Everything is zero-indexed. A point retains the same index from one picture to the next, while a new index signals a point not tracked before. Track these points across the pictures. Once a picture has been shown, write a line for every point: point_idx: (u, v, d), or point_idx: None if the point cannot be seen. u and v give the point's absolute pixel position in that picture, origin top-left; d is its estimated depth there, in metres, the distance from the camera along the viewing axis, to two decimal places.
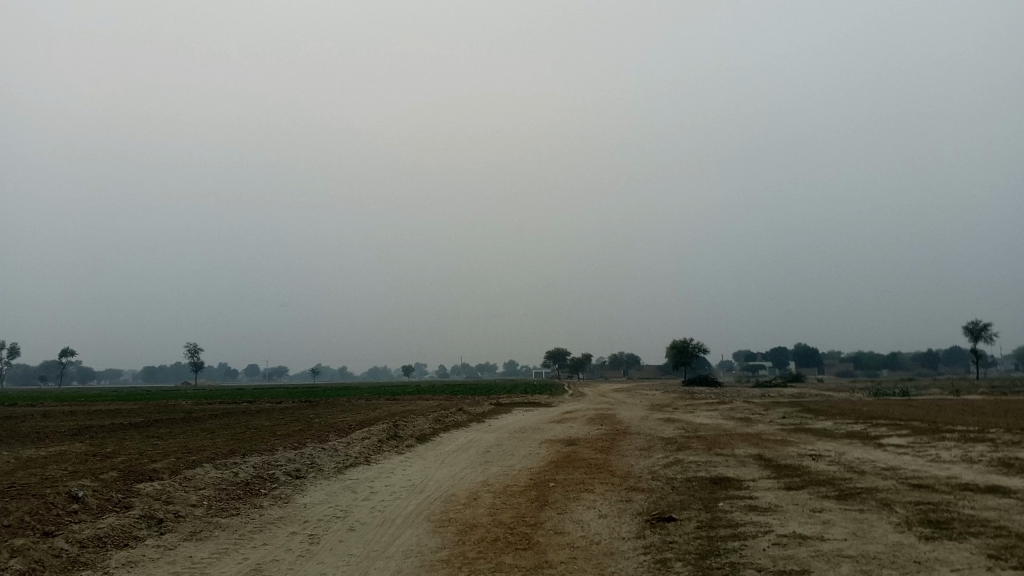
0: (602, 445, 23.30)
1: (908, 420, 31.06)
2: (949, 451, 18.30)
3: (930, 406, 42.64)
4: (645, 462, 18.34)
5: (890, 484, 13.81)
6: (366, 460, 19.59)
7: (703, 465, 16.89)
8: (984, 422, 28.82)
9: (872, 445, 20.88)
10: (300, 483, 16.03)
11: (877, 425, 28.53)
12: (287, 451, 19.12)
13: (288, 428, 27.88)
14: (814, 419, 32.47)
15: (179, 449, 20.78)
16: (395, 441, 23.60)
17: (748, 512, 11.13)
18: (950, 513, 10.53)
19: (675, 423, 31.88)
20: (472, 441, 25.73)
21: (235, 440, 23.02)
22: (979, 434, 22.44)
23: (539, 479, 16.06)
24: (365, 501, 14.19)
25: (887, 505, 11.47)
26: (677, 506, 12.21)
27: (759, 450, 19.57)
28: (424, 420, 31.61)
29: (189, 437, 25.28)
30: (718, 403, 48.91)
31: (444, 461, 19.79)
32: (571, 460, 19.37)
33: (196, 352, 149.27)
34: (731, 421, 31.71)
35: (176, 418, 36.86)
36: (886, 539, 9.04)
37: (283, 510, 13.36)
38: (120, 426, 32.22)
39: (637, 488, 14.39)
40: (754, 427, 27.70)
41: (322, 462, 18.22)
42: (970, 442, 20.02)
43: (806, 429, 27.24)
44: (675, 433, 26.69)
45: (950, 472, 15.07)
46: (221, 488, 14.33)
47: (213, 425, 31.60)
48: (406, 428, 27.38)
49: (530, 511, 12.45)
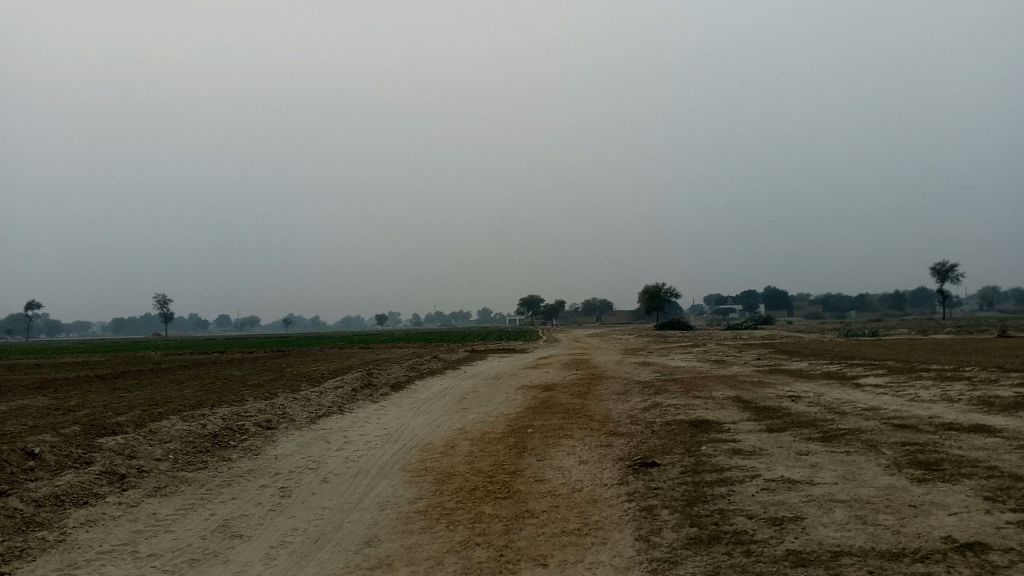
0: (578, 390, 23.03)
1: (883, 360, 31.25)
2: (929, 391, 18.20)
3: (901, 345, 42.99)
4: (623, 406, 18.07)
5: (873, 424, 13.61)
6: (340, 410, 19.16)
7: (682, 408, 16.66)
8: (956, 360, 29.06)
9: (850, 385, 20.80)
10: (270, 434, 15.54)
11: (851, 366, 28.57)
12: (257, 401, 18.60)
13: (259, 378, 27.32)
14: (790, 360, 32.61)
15: (147, 401, 20.20)
16: (369, 389, 23.20)
17: (733, 456, 10.82)
18: (939, 455, 10.29)
19: (651, 366, 31.79)
20: (448, 388, 25.37)
21: (203, 392, 22.42)
22: (955, 373, 22.44)
23: (517, 426, 15.72)
24: (338, 451, 13.78)
25: (874, 447, 11.24)
26: (659, 450, 11.91)
27: (737, 392, 19.42)
28: (398, 368, 31.26)
29: (156, 389, 24.64)
30: (692, 346, 49.21)
31: (420, 409, 19.38)
32: (549, 405, 19.05)
33: (165, 302, 147.72)
34: (707, 364, 31.77)
35: (144, 370, 36.07)
36: (877, 483, 8.77)
37: (253, 462, 12.89)
38: (86, 378, 31.47)
39: (617, 433, 14.09)
40: (731, 369, 27.60)
41: (294, 412, 17.74)
42: (948, 381, 19.97)
43: (782, 370, 27.37)
44: (652, 376, 26.50)
45: (932, 411, 14.93)
46: (188, 441, 13.81)
47: (182, 376, 30.94)
48: (380, 376, 26.98)
49: (509, 459, 12.07)
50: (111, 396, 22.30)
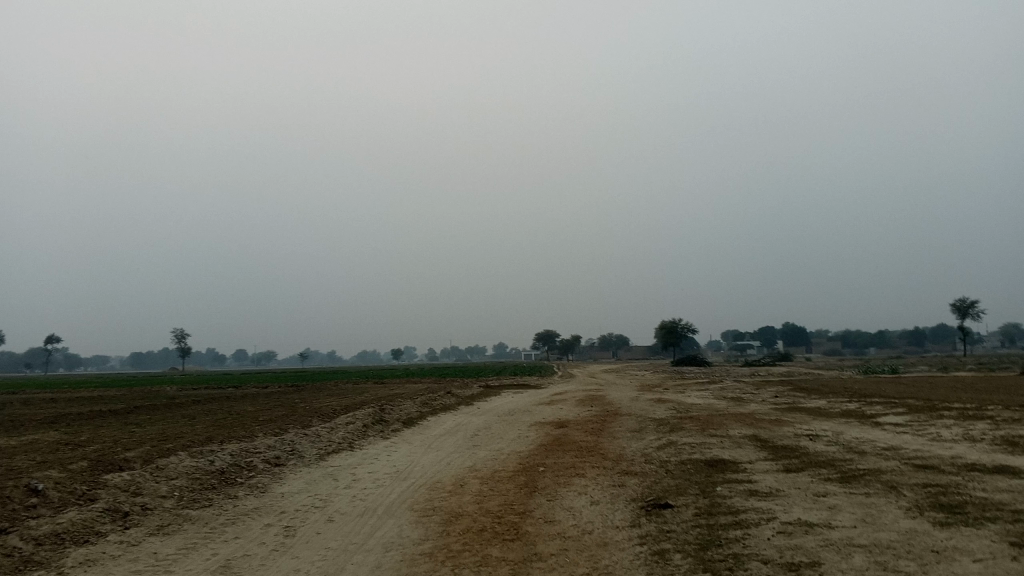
0: (592, 428, 22.73)
1: (903, 398, 30.72)
2: (951, 430, 17.78)
3: (921, 383, 42.29)
4: (637, 444, 17.76)
5: (893, 465, 13.24)
6: (350, 446, 18.96)
7: (697, 447, 16.34)
8: (979, 399, 28.51)
9: (870, 423, 20.36)
10: (279, 471, 15.36)
11: (870, 404, 28.09)
12: (267, 438, 18.46)
13: (271, 413, 27.18)
14: (808, 398, 32.12)
15: (158, 436, 20.08)
16: (380, 425, 22.99)
17: (748, 498, 10.53)
18: (961, 497, 9.96)
19: (666, 403, 31.36)
20: (461, 425, 25.10)
21: (214, 427, 22.29)
22: (977, 412, 21.98)
23: (529, 464, 15.46)
24: (346, 489, 13.58)
25: (894, 488, 10.92)
26: (672, 490, 11.62)
27: (754, 430, 19.06)
28: (411, 404, 31.06)
29: (168, 424, 24.53)
30: (709, 383, 48.65)
31: (431, 446, 19.18)
32: (562, 443, 18.76)
33: (182, 336, 148.66)
34: (723, 401, 31.35)
35: (157, 405, 36.00)
36: (897, 526, 8.47)
37: (259, 500, 12.71)
38: (100, 412, 31.47)
39: (630, 472, 13.81)
40: (747, 407, 27.15)
41: (303, 449, 17.56)
42: (970, 420, 19.54)
43: (800, 407, 26.93)
44: (666, 414, 26.12)
45: (954, 451, 14.56)
46: (194, 477, 13.66)
47: (194, 411, 30.88)
48: (393, 412, 26.75)
49: (518, 499, 11.82)
50: (123, 432, 22.20)
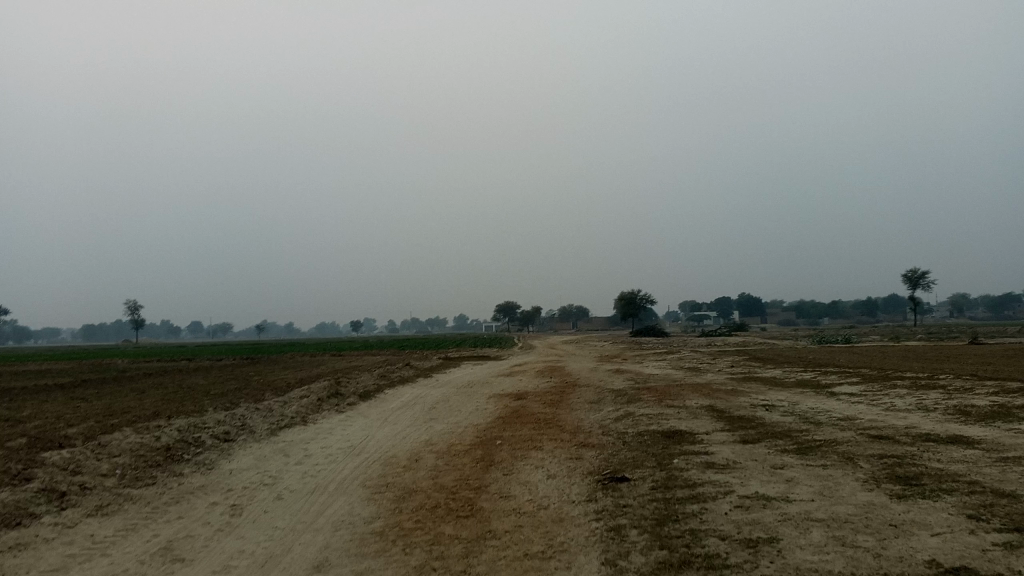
0: (550, 399, 22.55)
1: (858, 367, 31.12)
2: (905, 400, 17.93)
3: (873, 353, 43.01)
4: (595, 416, 17.61)
5: (849, 435, 13.25)
6: (303, 421, 18.53)
7: (655, 418, 16.22)
8: (931, 368, 28.98)
9: (825, 393, 20.46)
10: (227, 447, 14.92)
11: (825, 373, 28.42)
12: (217, 412, 17.94)
13: (223, 387, 26.61)
14: (764, 367, 32.38)
15: (104, 411, 19.46)
16: (336, 399, 22.57)
17: (706, 470, 10.38)
18: (917, 469, 9.93)
19: (625, 374, 31.39)
20: (418, 397, 24.73)
21: (164, 402, 21.67)
22: (930, 382, 22.25)
23: (485, 437, 15.22)
24: (297, 465, 13.21)
25: (850, 459, 10.88)
26: (629, 463, 11.45)
27: (711, 400, 19.05)
28: (368, 376, 30.63)
29: (116, 398, 23.81)
30: (667, 353, 48.96)
31: (387, 419, 18.84)
32: (519, 415, 18.55)
33: (135, 308, 146.05)
34: (681, 371, 31.46)
35: (105, 378, 35.09)
36: (855, 499, 8.38)
37: (206, 478, 12.29)
38: (47, 387, 30.61)
39: (589, 444, 13.64)
40: (705, 378, 27.23)
41: (254, 424, 17.09)
42: (923, 390, 19.75)
43: (756, 377, 27.14)
44: (626, 384, 26.06)
45: (908, 421, 14.63)
46: (139, 455, 13.16)
47: (145, 384, 30.10)
48: (349, 385, 26.33)
49: (474, 473, 11.57)
50: (67, 407, 21.48)
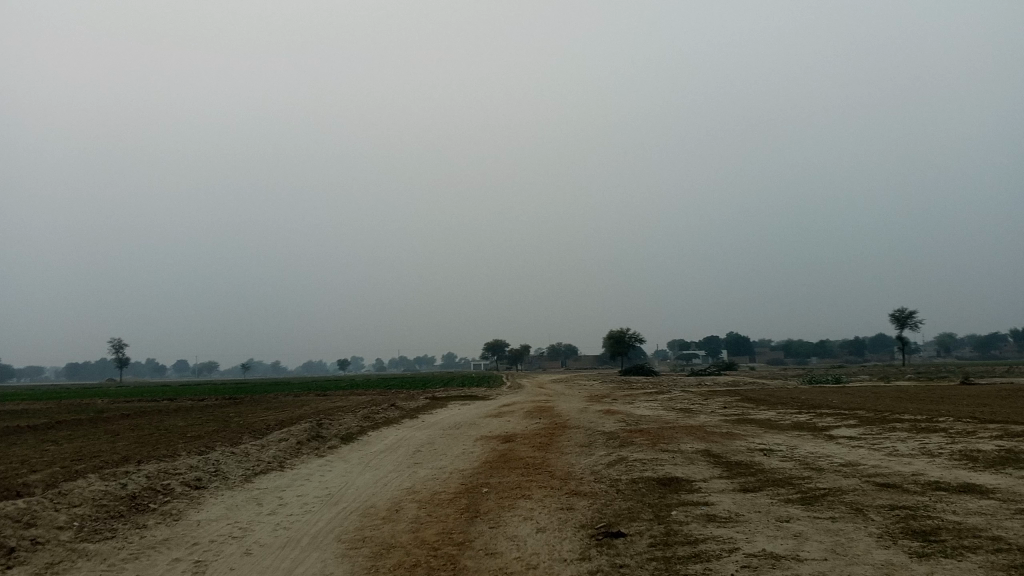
0: (539, 443, 21.75)
1: (852, 409, 30.44)
2: (907, 444, 17.26)
3: (865, 394, 42.13)
4: (587, 461, 16.85)
5: (854, 484, 12.56)
6: (280, 466, 17.72)
7: (649, 463, 15.49)
8: (927, 410, 28.35)
9: (824, 437, 19.69)
10: (198, 495, 14.10)
11: (820, 415, 27.71)
12: (191, 457, 17.09)
13: (199, 429, 25.60)
14: (756, 409, 31.58)
15: (72, 456, 18.59)
16: (317, 442, 21.72)
17: (706, 524, 9.67)
18: (932, 522, 9.26)
19: (616, 415, 30.59)
20: (402, 440, 23.90)
21: (137, 445, 20.76)
22: (930, 424, 21.56)
23: (471, 484, 14.44)
24: (270, 515, 12.44)
25: (860, 511, 10.19)
26: (624, 515, 10.71)
27: (706, 444, 18.32)
28: (352, 418, 29.75)
29: (86, 442, 22.80)
30: (658, 393, 48.25)
31: (369, 464, 18.03)
32: (507, 460, 17.74)
33: (120, 347, 144.40)
34: (673, 412, 30.66)
35: (82, 420, 34.02)
36: (873, 559, 7.69)
37: (171, 531, 11.48)
38: (18, 428, 29.51)
39: (579, 493, 12.88)
40: (697, 419, 26.38)
41: (229, 470, 16.27)
42: (924, 433, 19.05)
43: (750, 419, 26.43)
44: (616, 427, 25.33)
45: (914, 468, 13.96)
46: (101, 505, 12.33)
47: (120, 427, 29.04)
48: (331, 427, 25.42)
49: (458, 526, 10.79)
50: (34, 450, 20.54)
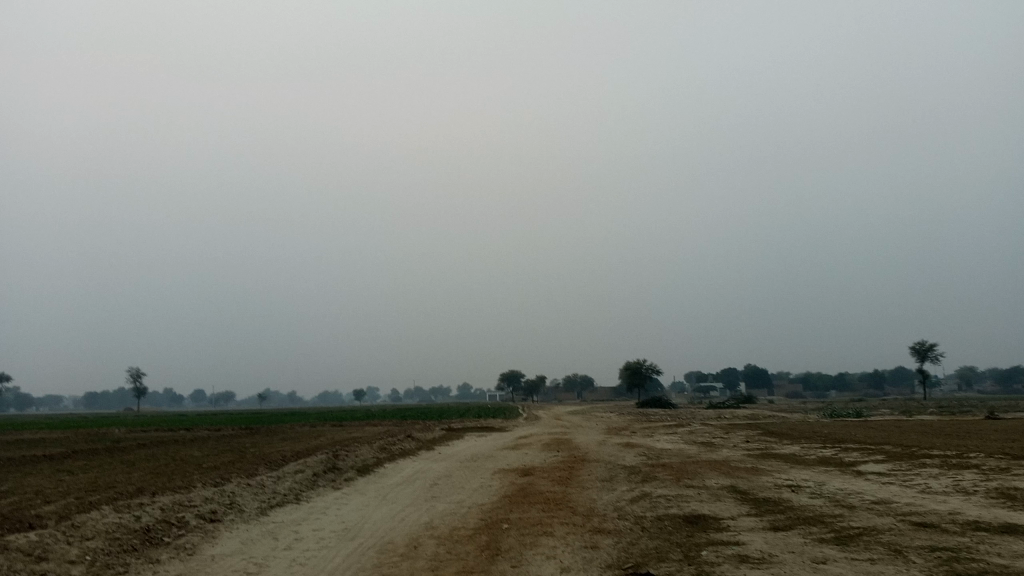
0: (559, 476, 21.31)
1: (878, 444, 29.77)
2: (940, 481, 16.71)
3: (889, 427, 41.32)
4: (609, 496, 16.45)
5: (889, 522, 12.11)
6: (296, 499, 17.40)
7: (673, 499, 15.07)
8: (955, 445, 27.66)
9: (852, 473, 19.16)
10: (212, 528, 13.82)
11: (846, 450, 27.03)
12: (206, 488, 16.85)
13: (215, 460, 25.35)
14: (780, 443, 30.93)
15: (87, 487, 18.36)
16: (332, 474, 21.39)
17: (739, 565, 9.28)
18: (978, 565, 8.84)
19: (636, 449, 30.09)
20: (419, 473, 23.52)
21: (152, 476, 20.51)
22: (961, 461, 20.93)
23: (491, 520, 14.07)
24: (286, 551, 12.14)
25: (898, 552, 9.77)
26: (652, 555, 10.33)
27: (731, 480, 17.85)
28: (368, 449, 29.41)
29: (100, 472, 22.55)
30: (677, 426, 47.57)
31: (385, 498, 17.71)
32: (527, 494, 17.36)
33: (138, 376, 144.79)
34: (694, 446, 30.10)
35: (97, 450, 33.81)
36: None
37: (184, 566, 11.19)
38: (33, 458, 29.25)
39: (603, 531, 12.51)
40: (720, 454, 25.83)
41: (244, 502, 15.98)
42: (956, 470, 18.49)
43: (773, 454, 25.86)
44: (636, 460, 24.87)
45: (950, 506, 13.48)
46: (114, 538, 12.06)
47: (135, 457, 28.78)
48: (348, 458, 25.08)
49: (480, 565, 10.43)
50: (48, 480, 20.33)
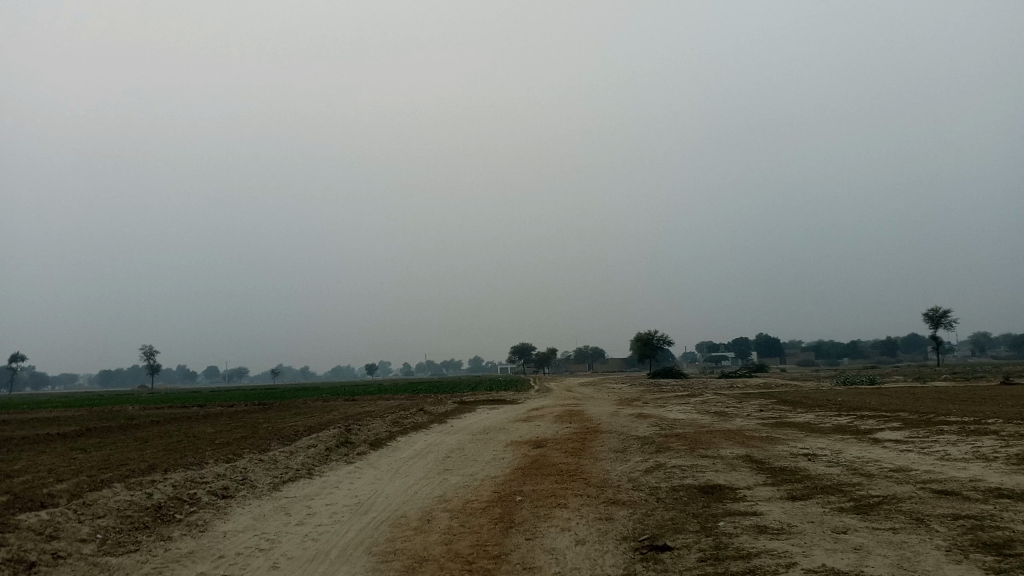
0: (572, 448, 21.16)
1: (894, 411, 29.46)
2: (959, 448, 16.44)
3: (902, 395, 41.00)
4: (623, 467, 16.27)
5: (908, 490, 11.92)
6: (308, 473, 17.33)
7: (688, 470, 14.89)
8: (972, 411, 27.32)
9: (868, 441, 18.93)
10: (224, 505, 13.75)
11: (861, 417, 26.74)
12: (218, 465, 16.79)
13: (228, 436, 25.35)
14: (794, 411, 30.65)
15: (99, 464, 18.35)
16: (345, 448, 21.32)
17: (758, 536, 9.10)
18: (1003, 533, 8.61)
19: (649, 419, 29.93)
20: (432, 446, 23.43)
21: (165, 453, 20.50)
22: (979, 427, 20.64)
23: (505, 492, 13.93)
24: (297, 526, 12.04)
25: (921, 521, 9.55)
26: (668, 526, 10.15)
27: (747, 449, 17.65)
28: (380, 422, 29.37)
29: (114, 450, 22.59)
30: (690, 396, 47.35)
31: (398, 471, 17.60)
32: (540, 466, 17.21)
33: (152, 353, 145.74)
34: (707, 416, 29.86)
35: (111, 427, 33.95)
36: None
37: (197, 543, 11.11)
38: (48, 436, 29.31)
39: (618, 502, 12.34)
40: (734, 423, 25.64)
41: (256, 478, 15.91)
42: (974, 436, 18.21)
43: (788, 422, 25.64)
44: (650, 431, 24.69)
45: (970, 473, 13.23)
46: (126, 515, 11.99)
47: (149, 434, 28.84)
48: (360, 432, 25.02)
49: (493, 538, 10.28)
50: (62, 458, 20.36)
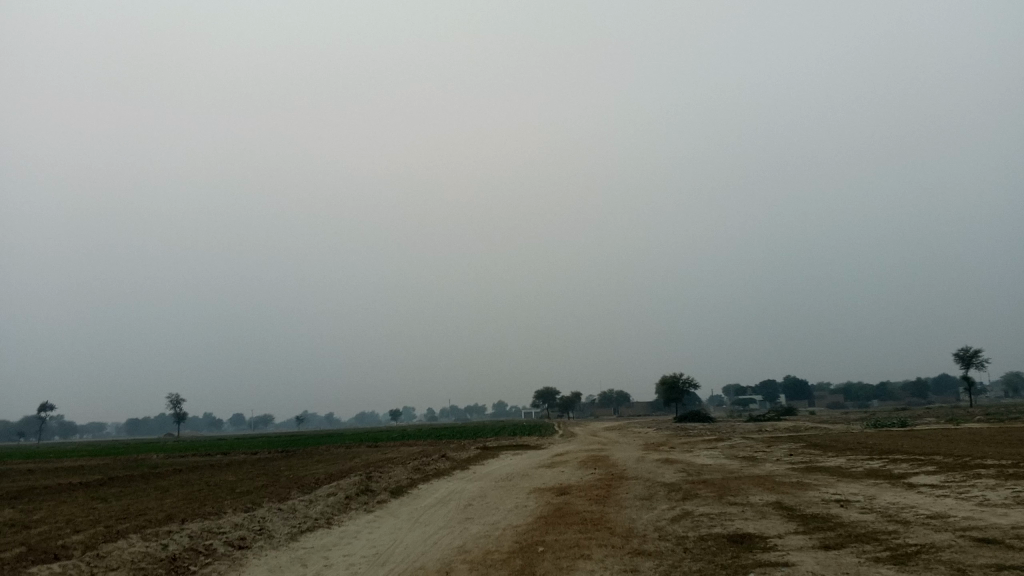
0: (597, 495, 20.68)
1: (928, 454, 28.59)
2: (998, 493, 15.81)
3: (936, 437, 39.84)
4: (649, 515, 15.81)
5: (947, 538, 11.42)
6: (327, 523, 17.04)
7: (717, 518, 14.42)
8: (1009, 454, 26.42)
9: (903, 486, 18.30)
10: (240, 556, 13.47)
11: (895, 462, 25.97)
12: (236, 514, 16.55)
13: (248, 484, 25.10)
14: (824, 455, 29.85)
15: (116, 515, 18.16)
16: (365, 496, 20.99)
17: None
18: None
19: (675, 465, 29.29)
20: (454, 494, 23.04)
21: (183, 503, 20.29)
22: (1018, 470, 19.93)
23: (527, 542, 13.54)
24: None
25: (961, 572, 9.10)
26: None
27: (777, 496, 17.11)
28: (401, 470, 28.95)
29: (134, 499, 22.41)
30: (716, 440, 46.38)
31: (418, 520, 17.26)
32: (564, 514, 16.78)
33: (178, 401, 146.34)
34: (735, 461, 29.16)
35: (133, 476, 33.77)
36: None
37: None
38: (71, 486, 29.28)
39: (643, 553, 11.93)
40: (763, 468, 24.98)
41: (273, 528, 15.63)
42: (1014, 480, 17.55)
43: (818, 467, 24.93)
44: (676, 477, 24.08)
45: (1012, 520, 12.67)
46: (139, 567, 11.77)
47: (170, 482, 28.65)
48: (381, 480, 24.62)
49: None
50: (82, 508, 20.24)
